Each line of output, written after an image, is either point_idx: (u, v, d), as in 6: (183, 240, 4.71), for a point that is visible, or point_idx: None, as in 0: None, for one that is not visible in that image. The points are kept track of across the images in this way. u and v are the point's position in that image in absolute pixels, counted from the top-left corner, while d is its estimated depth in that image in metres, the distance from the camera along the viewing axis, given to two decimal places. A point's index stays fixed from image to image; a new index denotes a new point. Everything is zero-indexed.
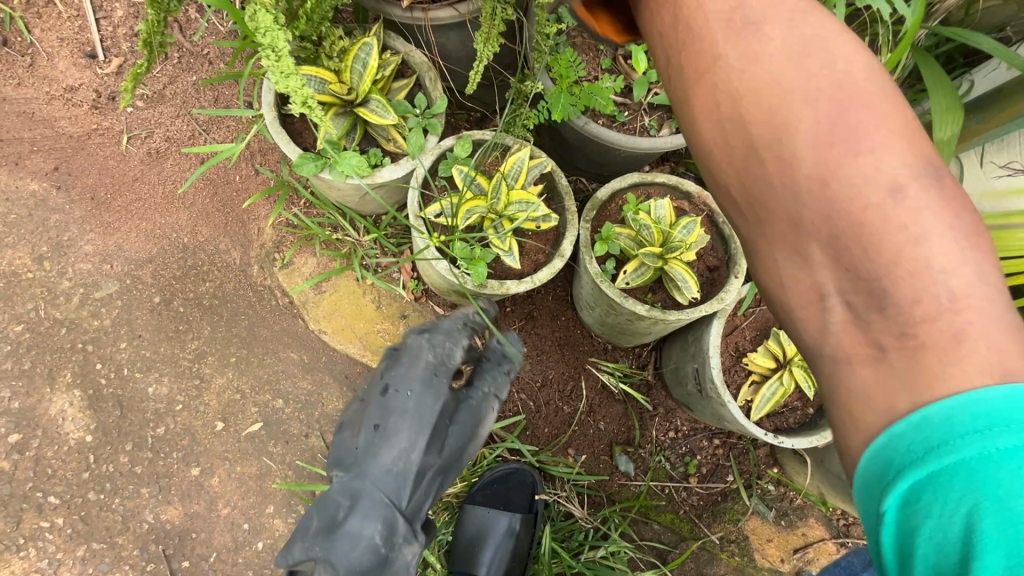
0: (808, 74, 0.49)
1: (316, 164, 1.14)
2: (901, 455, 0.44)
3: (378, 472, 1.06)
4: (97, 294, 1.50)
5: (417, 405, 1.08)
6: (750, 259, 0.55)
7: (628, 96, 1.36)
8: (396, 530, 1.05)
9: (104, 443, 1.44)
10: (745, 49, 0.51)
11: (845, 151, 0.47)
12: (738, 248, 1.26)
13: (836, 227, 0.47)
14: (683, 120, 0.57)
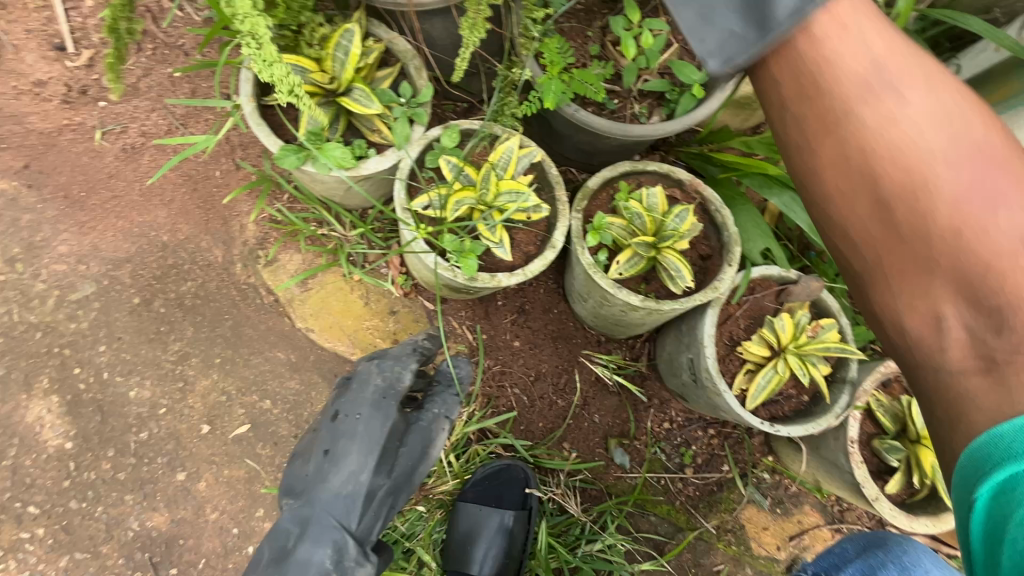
0: (937, 138, 0.59)
1: (298, 156, 1.10)
2: (998, 454, 0.52)
3: (330, 495, 1.14)
4: (73, 296, 1.44)
5: (366, 428, 1.18)
6: (867, 286, 0.64)
7: (618, 83, 1.34)
8: (349, 551, 1.12)
9: (84, 450, 1.39)
10: (880, 113, 0.60)
11: (971, 205, 0.57)
12: (732, 236, 1.25)
13: (963, 268, 0.56)
14: (807, 168, 0.66)
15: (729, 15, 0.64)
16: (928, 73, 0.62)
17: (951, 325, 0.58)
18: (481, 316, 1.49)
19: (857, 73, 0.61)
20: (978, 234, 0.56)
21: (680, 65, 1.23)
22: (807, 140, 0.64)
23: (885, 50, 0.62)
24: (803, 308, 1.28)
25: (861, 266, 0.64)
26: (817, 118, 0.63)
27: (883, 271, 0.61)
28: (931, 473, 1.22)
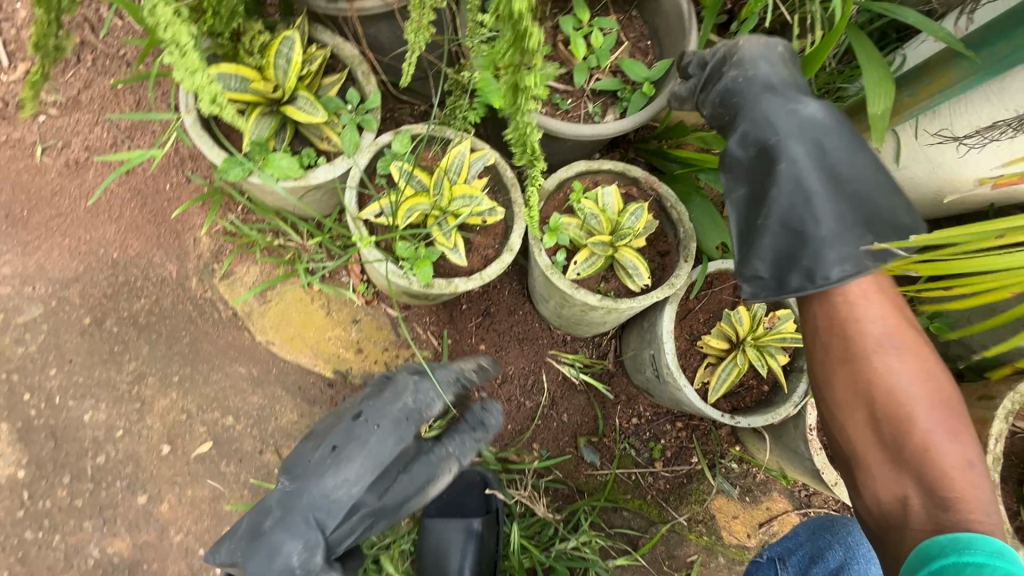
0: (924, 389, 0.84)
1: (243, 168, 1.08)
2: (936, 550, 0.71)
3: (319, 494, 1.06)
4: (19, 319, 1.39)
5: (377, 441, 1.11)
6: (857, 463, 0.87)
7: (569, 83, 1.34)
8: (314, 559, 1.02)
9: (38, 478, 1.35)
10: (885, 360, 0.86)
11: (939, 436, 0.81)
12: (687, 232, 1.26)
13: (927, 471, 0.79)
14: (815, 369, 0.94)
15: (770, 246, 0.99)
16: (922, 346, 0.88)
17: (913, 507, 0.79)
18: (446, 321, 1.48)
19: (875, 334, 0.88)
20: (945, 470, 0.78)
21: (630, 64, 1.27)
22: (826, 361, 0.92)
23: (896, 323, 0.89)
24: (760, 300, 1.29)
25: (867, 464, 0.85)
26: (840, 351, 0.90)
27: (877, 471, 0.84)
28: None
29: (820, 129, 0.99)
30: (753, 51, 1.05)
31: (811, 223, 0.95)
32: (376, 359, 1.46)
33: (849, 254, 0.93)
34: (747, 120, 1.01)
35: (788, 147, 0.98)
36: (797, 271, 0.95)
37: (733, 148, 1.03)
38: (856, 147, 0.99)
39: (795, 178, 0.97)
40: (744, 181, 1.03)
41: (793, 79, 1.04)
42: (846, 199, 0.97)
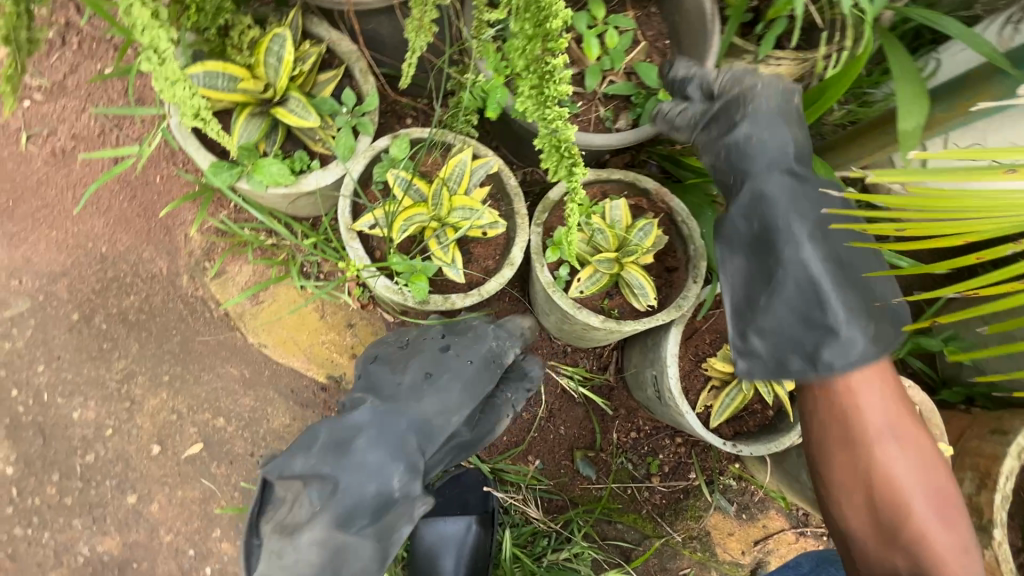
0: (919, 475, 0.86)
1: (232, 173, 1.02)
2: None
3: (417, 418, 1.07)
4: (6, 313, 1.36)
5: (473, 376, 1.13)
6: (851, 541, 0.91)
7: (580, 84, 1.26)
8: (418, 485, 1.02)
9: (27, 475, 1.34)
10: (887, 449, 0.86)
11: (934, 524, 0.84)
12: (697, 250, 1.20)
13: (920, 561, 0.83)
14: (815, 450, 0.93)
15: (769, 332, 0.94)
16: (919, 429, 0.88)
17: None
18: None
19: (878, 424, 0.87)
20: (942, 560, 0.82)
21: (645, 69, 1.19)
22: (826, 445, 0.91)
23: (895, 406, 0.89)
24: None
25: (864, 546, 0.89)
26: (843, 438, 0.89)
27: (873, 554, 0.88)
28: None
29: (824, 211, 0.94)
30: (769, 107, 0.99)
31: (815, 311, 0.90)
32: None
33: (853, 345, 0.88)
34: (755, 190, 0.97)
35: (791, 224, 0.93)
36: (798, 356, 0.92)
37: (734, 220, 0.98)
38: (855, 230, 0.96)
39: (799, 256, 0.92)
40: (744, 251, 0.98)
41: (800, 145, 0.99)
42: (853, 286, 0.92)
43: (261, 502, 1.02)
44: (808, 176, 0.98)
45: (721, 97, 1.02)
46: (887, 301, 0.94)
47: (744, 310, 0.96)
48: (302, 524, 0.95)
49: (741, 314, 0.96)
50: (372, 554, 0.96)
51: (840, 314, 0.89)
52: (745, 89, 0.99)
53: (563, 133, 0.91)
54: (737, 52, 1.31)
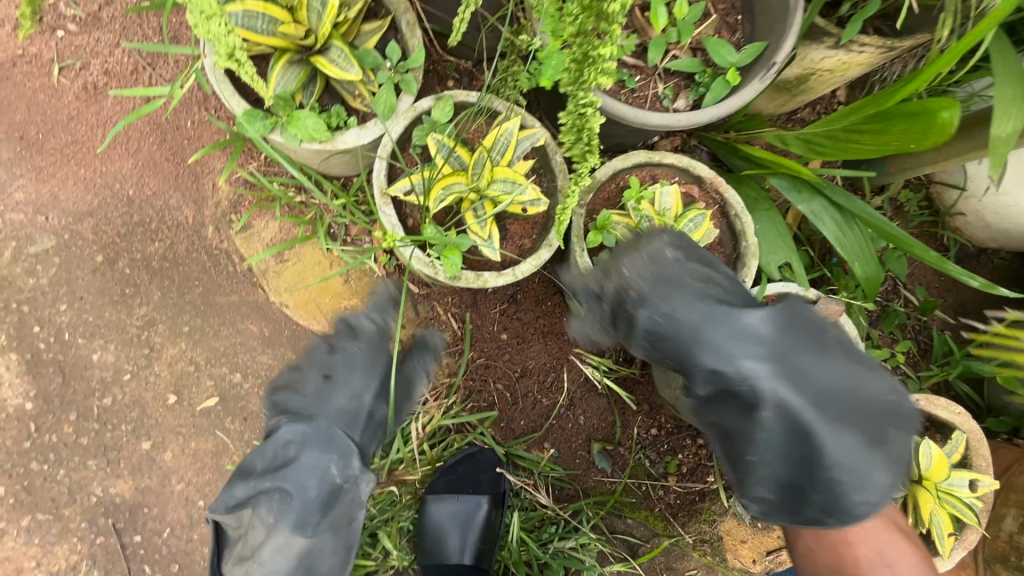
0: None
1: (265, 124, 0.96)
2: None
3: (334, 414, 1.04)
4: (31, 249, 1.34)
5: (368, 356, 1.12)
6: None
7: (639, 56, 1.16)
8: (355, 465, 1.02)
9: (45, 412, 1.34)
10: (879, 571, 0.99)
11: None
12: (749, 246, 1.13)
13: None
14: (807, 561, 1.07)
15: (771, 489, 0.87)
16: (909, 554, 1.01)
17: None
18: (469, 304, 1.39)
19: (866, 554, 0.99)
20: None
21: (715, 45, 1.10)
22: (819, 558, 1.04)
23: (887, 534, 1.00)
24: None
25: None
26: (832, 557, 1.02)
27: None
28: (924, 517, 1.15)
29: (794, 356, 0.82)
30: (652, 279, 0.91)
31: (826, 469, 0.82)
32: None
33: (864, 480, 0.83)
34: (700, 359, 0.84)
35: (772, 389, 0.80)
36: (812, 502, 0.86)
37: (709, 390, 0.85)
38: (824, 348, 0.85)
39: (785, 420, 0.81)
40: (719, 414, 0.86)
41: (711, 288, 0.90)
42: (847, 418, 0.82)
43: (218, 546, 1.01)
44: (734, 312, 0.86)
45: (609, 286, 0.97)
46: (882, 401, 0.85)
47: (741, 474, 0.87)
48: (260, 546, 0.96)
49: (738, 474, 0.89)
50: (337, 538, 0.99)
51: (841, 465, 0.82)
52: (621, 276, 0.94)
53: (591, 120, 0.89)
54: (816, 34, 1.20)
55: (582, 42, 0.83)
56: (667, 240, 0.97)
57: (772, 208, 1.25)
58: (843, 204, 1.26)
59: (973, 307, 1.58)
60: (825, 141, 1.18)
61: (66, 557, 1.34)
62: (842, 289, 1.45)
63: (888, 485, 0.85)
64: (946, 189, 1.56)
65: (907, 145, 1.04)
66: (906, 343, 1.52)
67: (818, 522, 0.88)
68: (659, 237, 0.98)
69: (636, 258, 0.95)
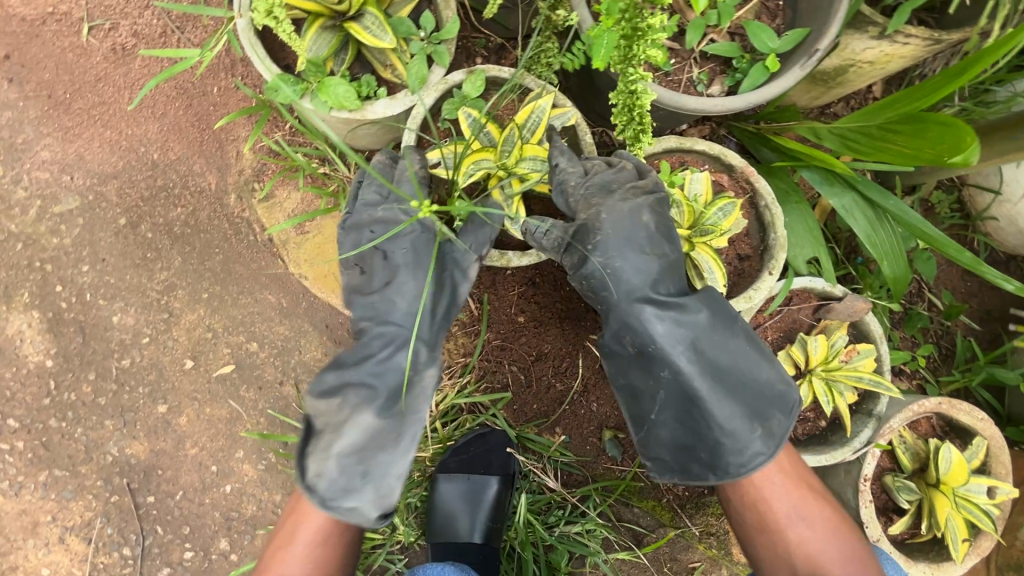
0: (838, 552, 0.95)
1: (295, 89, 0.96)
2: None
3: (401, 308, 1.03)
4: (55, 208, 1.35)
5: (416, 252, 1.05)
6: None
7: (675, 38, 1.14)
8: (423, 355, 1.03)
9: (65, 370, 1.35)
10: (803, 534, 0.96)
11: None
12: (778, 238, 1.11)
13: None
14: (742, 538, 1.01)
15: (665, 444, 1.02)
16: (831, 515, 0.98)
17: None
18: (487, 285, 1.38)
19: (782, 510, 0.97)
20: None
21: (756, 29, 1.07)
22: (749, 530, 0.99)
23: (798, 493, 0.99)
24: (840, 328, 1.16)
25: None
26: (757, 521, 0.98)
27: None
28: (940, 522, 1.13)
29: (698, 330, 0.98)
30: (615, 233, 0.99)
31: (708, 426, 0.97)
32: None
33: (743, 446, 0.96)
34: (620, 319, 1.00)
35: (668, 352, 0.97)
36: (697, 463, 1.00)
37: (622, 349, 1.02)
38: (731, 334, 1.00)
39: (678, 381, 0.98)
40: (628, 371, 1.03)
41: (658, 263, 1.00)
42: (733, 390, 0.98)
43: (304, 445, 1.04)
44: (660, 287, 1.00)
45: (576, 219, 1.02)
46: (772, 388, 0.99)
47: (641, 431, 1.04)
48: (339, 426, 0.98)
49: (640, 430, 1.05)
50: (409, 425, 1.00)
51: (722, 427, 0.96)
52: (592, 217, 0.98)
53: (641, 97, 0.92)
54: (860, 22, 1.16)
55: (630, 16, 0.85)
56: (652, 200, 0.99)
57: (803, 201, 1.22)
58: (875, 200, 1.23)
59: (999, 315, 1.55)
60: (859, 138, 1.12)
61: (80, 514, 1.36)
62: (866, 289, 1.43)
63: (766, 455, 0.96)
64: (980, 192, 1.52)
65: (939, 156, 0.96)
66: (928, 347, 1.49)
67: (700, 480, 1.00)
68: (641, 193, 1.00)
69: (617, 206, 0.98)
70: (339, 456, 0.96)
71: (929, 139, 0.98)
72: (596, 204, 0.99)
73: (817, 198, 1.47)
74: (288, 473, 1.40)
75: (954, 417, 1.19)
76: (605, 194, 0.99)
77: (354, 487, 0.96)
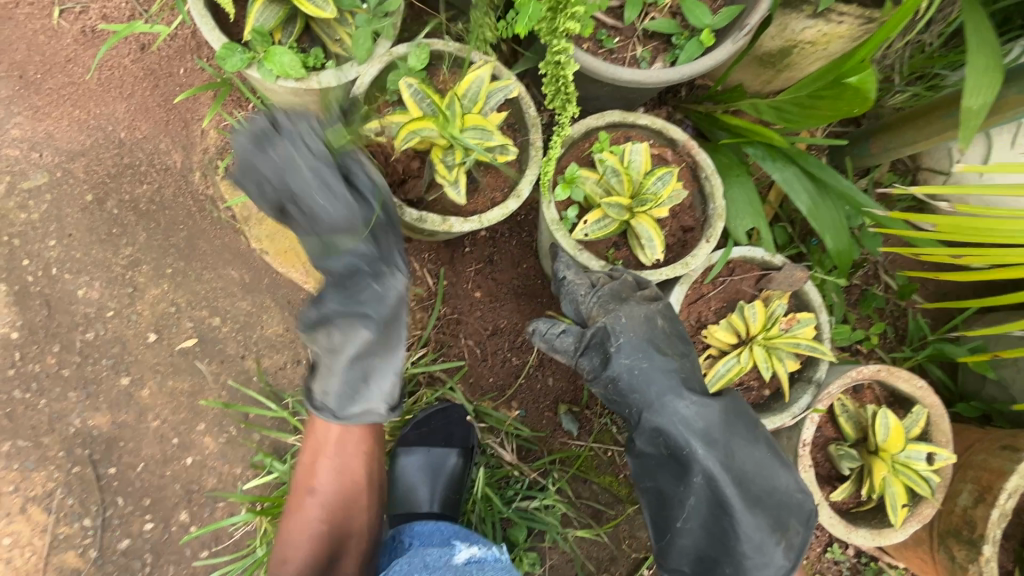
0: None
1: (243, 58, 1.00)
2: None
3: (345, 238, 1.07)
4: (24, 184, 1.38)
5: (331, 191, 1.02)
6: None
7: (620, 18, 1.18)
8: (385, 269, 1.11)
9: (30, 342, 1.38)
10: None
11: None
12: (717, 208, 1.14)
13: None
14: None
15: (690, 554, 1.08)
16: None
17: None
18: (445, 261, 1.43)
19: None
20: None
21: (691, 5, 1.11)
22: None
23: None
24: (781, 298, 1.19)
25: None
26: None
27: None
28: (879, 486, 1.16)
29: (725, 438, 1.04)
30: (637, 338, 1.08)
31: (735, 540, 1.02)
32: None
33: (767, 560, 1.03)
34: (655, 423, 1.04)
35: (702, 461, 1.02)
36: (720, 575, 1.06)
37: (652, 451, 1.07)
38: (754, 441, 1.06)
39: (710, 490, 1.03)
40: (657, 474, 1.08)
41: (682, 366, 1.08)
42: (759, 502, 1.04)
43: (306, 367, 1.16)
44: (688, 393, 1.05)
45: (591, 325, 1.11)
46: (792, 498, 1.06)
47: (667, 542, 1.09)
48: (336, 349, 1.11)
49: (663, 535, 1.09)
50: (395, 330, 1.13)
51: (751, 541, 1.02)
52: (610, 321, 1.07)
53: (564, 67, 0.98)
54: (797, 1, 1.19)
55: None
56: (662, 306, 1.10)
57: (744, 174, 1.27)
58: (818, 175, 1.27)
59: (953, 296, 1.57)
60: (792, 109, 1.16)
61: (42, 484, 1.38)
62: (815, 264, 1.46)
63: (785, 566, 1.04)
64: (933, 175, 1.55)
65: (852, 111, 1.07)
66: (881, 325, 1.51)
67: None
68: (650, 301, 1.10)
69: (633, 311, 1.08)
70: (339, 374, 1.11)
71: (841, 102, 1.07)
72: (614, 318, 1.07)
73: (770, 180, 1.50)
74: (248, 446, 1.42)
75: (895, 385, 1.21)
76: (620, 301, 1.09)
77: (363, 393, 1.14)
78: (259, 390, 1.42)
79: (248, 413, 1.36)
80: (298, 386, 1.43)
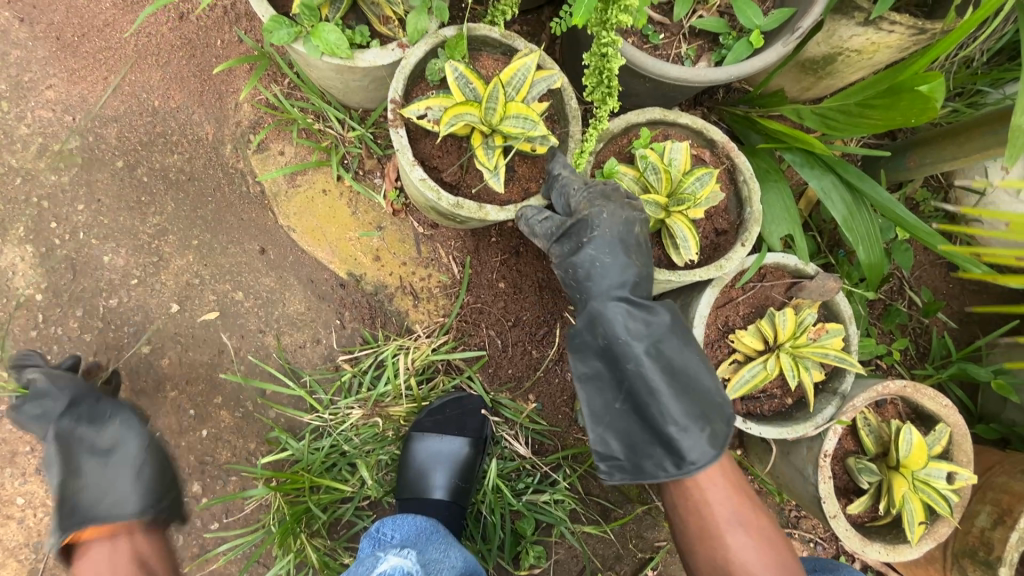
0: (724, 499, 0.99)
1: (289, 32, 0.98)
2: None
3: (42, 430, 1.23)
4: (56, 146, 1.38)
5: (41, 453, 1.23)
6: None
7: (667, 13, 1.16)
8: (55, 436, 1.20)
9: (53, 305, 1.38)
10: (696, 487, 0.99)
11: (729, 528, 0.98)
12: (753, 213, 1.13)
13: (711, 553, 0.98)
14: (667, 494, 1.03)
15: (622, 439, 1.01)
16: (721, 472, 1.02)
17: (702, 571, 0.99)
18: (471, 250, 1.43)
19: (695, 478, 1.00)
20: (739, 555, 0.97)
21: (741, 5, 1.09)
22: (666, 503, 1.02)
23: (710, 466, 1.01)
24: (812, 308, 1.18)
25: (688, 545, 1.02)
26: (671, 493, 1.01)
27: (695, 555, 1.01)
28: (897, 502, 1.14)
29: (664, 331, 1.00)
30: (610, 233, 1.01)
31: (663, 420, 0.97)
32: (391, 271, 1.43)
33: (695, 444, 0.97)
34: (596, 307, 1.01)
35: (636, 344, 0.99)
36: (649, 458, 0.99)
37: (589, 336, 1.02)
38: (691, 339, 1.04)
39: (642, 373, 0.98)
40: (596, 362, 1.03)
41: (640, 267, 1.04)
42: (690, 391, 0.99)
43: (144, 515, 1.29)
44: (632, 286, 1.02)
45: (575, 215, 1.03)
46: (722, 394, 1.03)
47: (599, 429, 1.02)
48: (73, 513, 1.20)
49: (598, 423, 1.02)
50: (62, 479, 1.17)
51: (679, 422, 0.97)
52: (593, 215, 1.01)
53: (611, 61, 0.97)
54: (847, 8, 1.17)
55: None
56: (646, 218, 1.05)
57: (783, 181, 1.26)
58: (856, 185, 1.25)
59: (978, 318, 1.56)
60: (839, 117, 1.15)
61: None
62: (843, 275, 1.45)
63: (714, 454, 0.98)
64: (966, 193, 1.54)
65: (908, 121, 1.06)
66: (904, 341, 1.50)
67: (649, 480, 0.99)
68: (636, 209, 1.05)
69: (617, 212, 1.02)
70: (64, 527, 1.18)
71: (896, 115, 1.05)
72: (592, 206, 1.02)
73: (802, 188, 1.49)
74: (263, 422, 1.43)
75: (920, 403, 1.20)
76: (607, 199, 1.03)
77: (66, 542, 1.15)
78: (280, 366, 1.42)
79: (270, 388, 1.38)
80: (317, 365, 1.43)
